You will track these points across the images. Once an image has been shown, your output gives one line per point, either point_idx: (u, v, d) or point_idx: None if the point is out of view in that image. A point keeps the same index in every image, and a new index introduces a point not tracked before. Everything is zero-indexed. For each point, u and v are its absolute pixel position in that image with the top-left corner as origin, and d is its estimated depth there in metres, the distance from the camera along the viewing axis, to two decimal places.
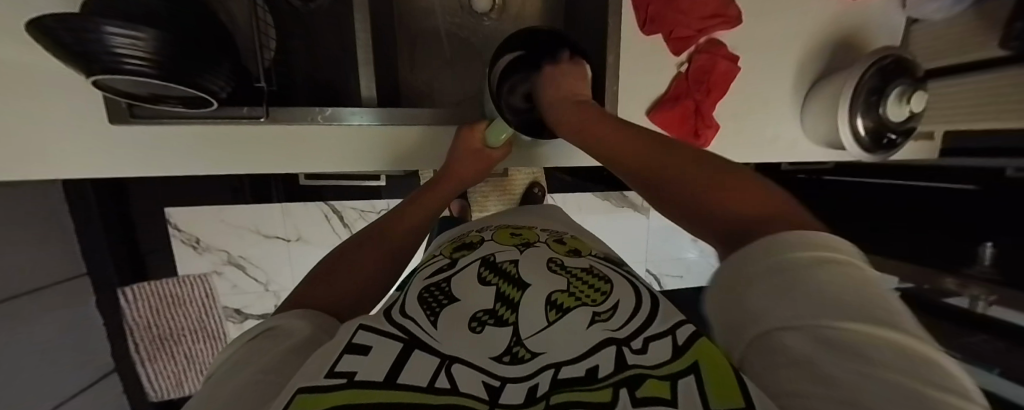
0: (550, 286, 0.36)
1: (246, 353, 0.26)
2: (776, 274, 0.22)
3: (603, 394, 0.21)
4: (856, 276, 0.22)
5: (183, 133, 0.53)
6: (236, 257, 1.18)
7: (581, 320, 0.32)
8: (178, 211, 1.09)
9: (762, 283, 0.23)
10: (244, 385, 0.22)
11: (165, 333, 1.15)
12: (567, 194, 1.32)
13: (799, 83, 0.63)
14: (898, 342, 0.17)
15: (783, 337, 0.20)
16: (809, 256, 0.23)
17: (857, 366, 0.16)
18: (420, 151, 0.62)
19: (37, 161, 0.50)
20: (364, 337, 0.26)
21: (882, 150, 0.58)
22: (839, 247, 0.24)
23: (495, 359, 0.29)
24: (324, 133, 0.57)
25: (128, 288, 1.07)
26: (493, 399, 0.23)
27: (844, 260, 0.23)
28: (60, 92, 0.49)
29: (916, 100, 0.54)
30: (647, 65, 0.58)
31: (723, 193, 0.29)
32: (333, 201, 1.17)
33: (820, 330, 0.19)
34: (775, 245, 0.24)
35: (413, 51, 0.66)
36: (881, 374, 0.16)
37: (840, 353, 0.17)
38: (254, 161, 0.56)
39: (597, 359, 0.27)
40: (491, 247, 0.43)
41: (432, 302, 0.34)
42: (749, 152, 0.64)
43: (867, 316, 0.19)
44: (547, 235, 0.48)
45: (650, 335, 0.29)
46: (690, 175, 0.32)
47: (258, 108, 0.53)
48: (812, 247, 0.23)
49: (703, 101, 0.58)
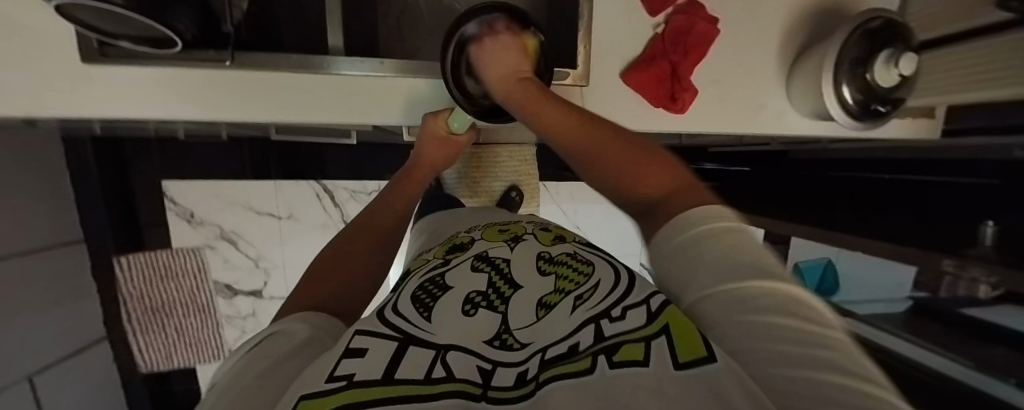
0: (539, 289, 0.34)
1: (252, 355, 0.27)
2: (698, 251, 0.26)
3: (584, 363, 0.22)
4: (750, 242, 0.26)
5: (156, 74, 0.55)
6: (229, 232, 1.19)
7: (564, 309, 0.30)
8: (175, 184, 1.12)
9: (695, 260, 0.26)
10: (241, 388, 0.22)
11: (157, 305, 1.17)
12: (560, 183, 1.31)
13: (783, 50, 0.61)
14: (808, 321, 0.20)
15: (712, 305, 0.23)
16: (710, 230, 0.27)
17: (771, 339, 0.19)
18: (387, 99, 0.62)
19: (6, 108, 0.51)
20: (361, 339, 0.25)
21: (872, 120, 0.56)
22: (731, 216, 0.29)
23: (487, 344, 0.28)
24: (295, 80, 0.58)
25: (123, 258, 1.11)
26: (486, 382, 0.24)
27: (739, 229, 0.27)
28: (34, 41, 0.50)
29: (906, 63, 0.49)
30: (623, 27, 0.57)
31: (643, 176, 0.35)
32: (324, 180, 1.18)
33: (750, 309, 0.21)
34: (680, 224, 0.29)
35: (394, 17, 0.66)
36: (779, 320, 0.20)
37: (750, 308, 0.21)
38: (228, 105, 0.57)
39: (579, 336, 0.25)
40: (482, 245, 0.43)
41: (425, 298, 0.33)
42: (731, 125, 0.62)
43: (765, 272, 0.23)
44: (532, 226, 0.48)
45: (627, 305, 0.27)
46: (618, 160, 0.37)
47: (224, 52, 0.53)
48: (713, 219, 0.28)
49: (680, 63, 0.57)
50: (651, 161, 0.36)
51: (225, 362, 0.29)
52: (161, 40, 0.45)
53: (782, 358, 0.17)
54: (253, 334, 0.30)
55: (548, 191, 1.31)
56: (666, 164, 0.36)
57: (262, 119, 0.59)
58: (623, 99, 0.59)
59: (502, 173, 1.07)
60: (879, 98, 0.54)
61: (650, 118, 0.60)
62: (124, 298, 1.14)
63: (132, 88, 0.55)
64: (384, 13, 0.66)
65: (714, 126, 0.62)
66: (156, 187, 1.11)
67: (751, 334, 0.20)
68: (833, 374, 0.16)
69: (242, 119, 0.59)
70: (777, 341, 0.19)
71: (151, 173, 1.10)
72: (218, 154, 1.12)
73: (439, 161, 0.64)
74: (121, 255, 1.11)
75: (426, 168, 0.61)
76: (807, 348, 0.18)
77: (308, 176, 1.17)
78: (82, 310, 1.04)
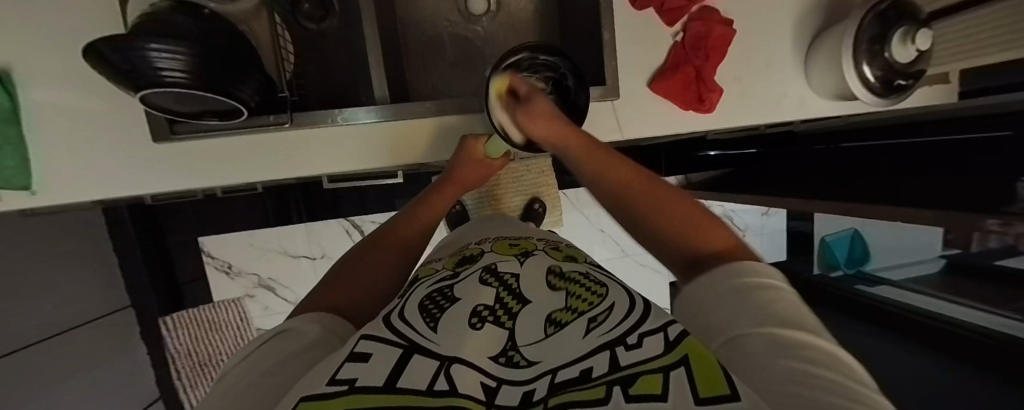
0: (549, 305, 0.36)
1: (267, 350, 0.30)
2: (737, 296, 0.28)
3: (597, 391, 0.20)
4: (793, 302, 0.27)
5: (223, 144, 0.56)
6: (267, 279, 1.22)
7: (577, 329, 0.31)
8: (211, 239, 1.16)
9: (737, 304, 0.28)
10: (248, 386, 0.25)
11: (203, 359, 1.21)
12: (580, 189, 1.34)
13: (795, 40, 0.63)
14: (839, 379, 0.18)
15: (745, 344, 0.24)
16: (753, 282, 0.29)
17: (795, 382, 0.18)
18: (432, 143, 0.64)
19: (68, 191, 0.53)
20: (366, 345, 0.27)
21: (895, 94, 0.58)
22: (774, 276, 0.31)
23: (493, 360, 0.29)
24: (334, 132, 0.59)
25: (168, 318, 1.15)
26: (490, 400, 0.23)
27: (780, 288, 0.29)
28: (88, 124, 0.52)
29: (922, 38, 0.52)
30: (642, 40, 0.60)
31: (700, 229, 0.37)
32: (352, 217, 1.21)
33: (783, 359, 0.20)
34: (731, 274, 0.31)
35: (418, 59, 0.70)
36: (812, 370, 0.19)
37: (783, 353, 0.21)
38: (288, 167, 0.59)
39: (592, 360, 0.25)
40: (493, 257, 0.47)
41: (432, 308, 0.35)
42: (753, 116, 0.65)
43: (795, 329, 0.23)
44: (543, 244, 0.52)
45: (643, 332, 0.27)
46: (677, 212, 0.39)
47: (284, 115, 0.55)
48: (756, 276, 0.30)
49: (704, 66, 0.60)
50: (703, 217, 0.38)
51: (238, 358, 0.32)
52: (226, 111, 0.48)
53: (786, 395, 0.17)
54: (268, 330, 0.34)
55: (569, 199, 1.35)
56: (717, 221, 0.38)
57: (308, 173, 0.60)
58: (652, 107, 0.63)
59: (521, 187, 1.09)
60: (901, 73, 0.57)
61: (680, 120, 0.63)
62: (172, 356, 1.17)
63: (178, 160, 0.56)
64: (410, 56, 0.70)
65: (736, 120, 0.65)
66: (194, 244, 1.15)
67: (768, 375, 0.19)
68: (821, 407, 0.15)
69: (290, 176, 0.60)
70: (787, 379, 0.18)
71: (189, 231, 1.14)
72: (250, 205, 1.16)
73: (472, 180, 0.64)
74: (165, 315, 1.15)
75: (457, 188, 0.61)
76: (819, 392, 0.17)
77: (336, 214, 1.20)
78: (137, 372, 1.07)
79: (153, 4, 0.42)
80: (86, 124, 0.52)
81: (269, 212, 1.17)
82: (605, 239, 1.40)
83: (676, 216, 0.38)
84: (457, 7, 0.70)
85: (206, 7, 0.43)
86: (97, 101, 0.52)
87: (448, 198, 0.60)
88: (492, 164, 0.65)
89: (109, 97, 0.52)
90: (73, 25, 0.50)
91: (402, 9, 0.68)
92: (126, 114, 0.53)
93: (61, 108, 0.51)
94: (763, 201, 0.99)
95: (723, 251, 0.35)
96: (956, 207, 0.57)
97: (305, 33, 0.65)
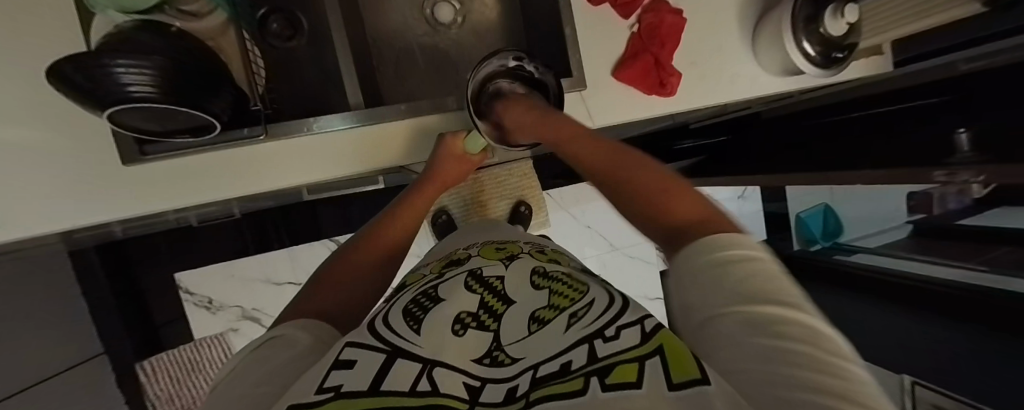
0: (534, 305, 0.36)
1: (260, 355, 0.30)
2: (713, 268, 0.27)
3: (575, 383, 0.21)
4: (773, 271, 0.26)
5: (193, 164, 0.56)
6: (251, 310, 1.17)
7: (558, 325, 0.31)
8: (186, 275, 1.12)
9: (701, 276, 0.27)
10: (240, 394, 0.25)
11: (187, 403, 1.15)
12: (563, 188, 1.38)
13: (741, 23, 0.68)
14: (807, 350, 0.19)
15: (720, 323, 0.24)
16: (732, 253, 0.28)
17: (772, 366, 0.18)
18: (407, 150, 0.65)
19: (28, 228, 0.51)
20: (352, 352, 0.27)
21: (835, 66, 0.65)
22: (755, 246, 0.29)
23: (477, 362, 0.29)
24: (307, 145, 0.60)
25: (145, 363, 1.09)
26: (474, 399, 0.24)
27: (757, 256, 0.28)
28: (47, 157, 0.51)
29: (850, 12, 0.59)
30: (601, 33, 0.64)
31: (673, 201, 0.36)
32: (336, 236, 1.19)
33: (754, 338, 0.21)
34: (704, 247, 0.29)
35: (390, 69, 0.72)
36: (786, 344, 0.19)
37: (755, 331, 0.21)
38: (259, 183, 0.59)
39: (572, 354, 0.25)
40: (478, 262, 0.46)
41: (417, 312, 0.35)
42: (714, 95, 0.69)
43: (779, 305, 0.23)
44: (528, 247, 0.52)
45: (621, 325, 0.27)
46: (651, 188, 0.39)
47: (257, 128, 0.55)
48: (735, 246, 0.28)
49: (660, 53, 0.64)
50: (675, 187, 0.38)
51: (226, 366, 0.32)
52: (196, 128, 0.48)
53: (771, 383, 0.17)
54: (255, 338, 0.33)
55: (553, 199, 1.37)
56: (692, 193, 0.37)
57: (283, 186, 0.61)
58: (619, 95, 0.66)
59: (506, 191, 1.09)
60: (836, 47, 0.64)
61: (646, 106, 0.67)
62: (153, 402, 1.12)
63: (148, 187, 0.55)
64: (381, 66, 0.72)
65: (698, 100, 0.69)
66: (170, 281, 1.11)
67: (748, 358, 0.20)
68: (808, 392, 0.15)
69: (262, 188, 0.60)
70: (762, 364, 0.19)
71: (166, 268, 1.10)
72: (230, 234, 1.14)
73: (451, 176, 0.66)
74: (143, 360, 1.10)
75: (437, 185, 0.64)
76: (805, 371, 0.17)
77: (320, 236, 1.18)
78: None
79: (118, 25, 0.42)
80: (44, 158, 0.51)
81: (246, 238, 1.15)
82: (592, 236, 1.42)
83: (657, 186, 0.38)
84: (424, 18, 0.73)
85: (173, 25, 0.44)
86: (61, 133, 0.51)
87: (423, 204, 0.60)
88: (473, 159, 0.67)
89: (70, 128, 0.51)
90: (38, 55, 0.50)
91: (370, 24, 0.71)
92: (94, 144, 0.52)
93: (13, 142, 0.50)
94: (733, 181, 1.04)
95: (707, 218, 0.33)
96: (901, 163, 0.62)
97: (275, 53, 0.67)
